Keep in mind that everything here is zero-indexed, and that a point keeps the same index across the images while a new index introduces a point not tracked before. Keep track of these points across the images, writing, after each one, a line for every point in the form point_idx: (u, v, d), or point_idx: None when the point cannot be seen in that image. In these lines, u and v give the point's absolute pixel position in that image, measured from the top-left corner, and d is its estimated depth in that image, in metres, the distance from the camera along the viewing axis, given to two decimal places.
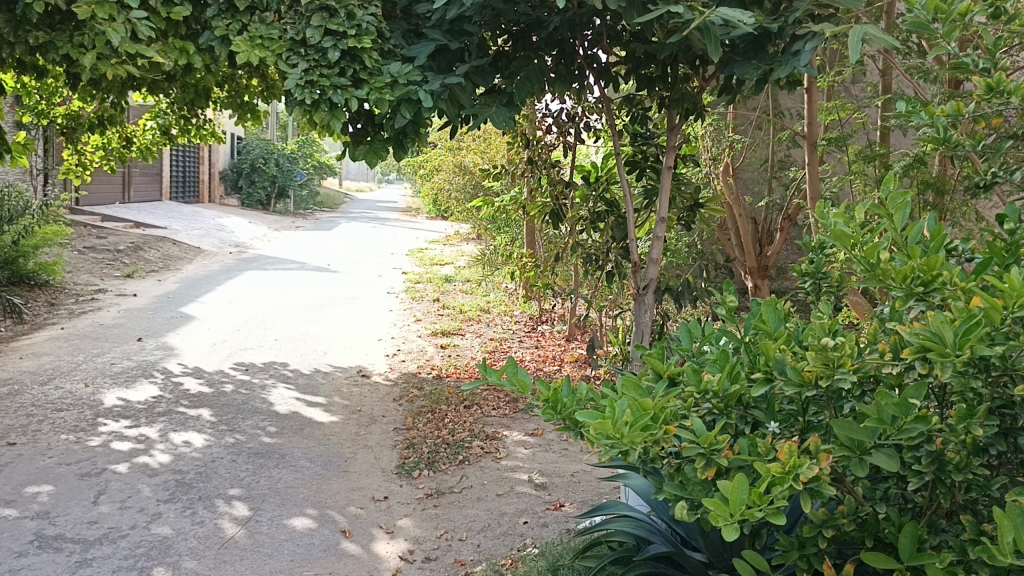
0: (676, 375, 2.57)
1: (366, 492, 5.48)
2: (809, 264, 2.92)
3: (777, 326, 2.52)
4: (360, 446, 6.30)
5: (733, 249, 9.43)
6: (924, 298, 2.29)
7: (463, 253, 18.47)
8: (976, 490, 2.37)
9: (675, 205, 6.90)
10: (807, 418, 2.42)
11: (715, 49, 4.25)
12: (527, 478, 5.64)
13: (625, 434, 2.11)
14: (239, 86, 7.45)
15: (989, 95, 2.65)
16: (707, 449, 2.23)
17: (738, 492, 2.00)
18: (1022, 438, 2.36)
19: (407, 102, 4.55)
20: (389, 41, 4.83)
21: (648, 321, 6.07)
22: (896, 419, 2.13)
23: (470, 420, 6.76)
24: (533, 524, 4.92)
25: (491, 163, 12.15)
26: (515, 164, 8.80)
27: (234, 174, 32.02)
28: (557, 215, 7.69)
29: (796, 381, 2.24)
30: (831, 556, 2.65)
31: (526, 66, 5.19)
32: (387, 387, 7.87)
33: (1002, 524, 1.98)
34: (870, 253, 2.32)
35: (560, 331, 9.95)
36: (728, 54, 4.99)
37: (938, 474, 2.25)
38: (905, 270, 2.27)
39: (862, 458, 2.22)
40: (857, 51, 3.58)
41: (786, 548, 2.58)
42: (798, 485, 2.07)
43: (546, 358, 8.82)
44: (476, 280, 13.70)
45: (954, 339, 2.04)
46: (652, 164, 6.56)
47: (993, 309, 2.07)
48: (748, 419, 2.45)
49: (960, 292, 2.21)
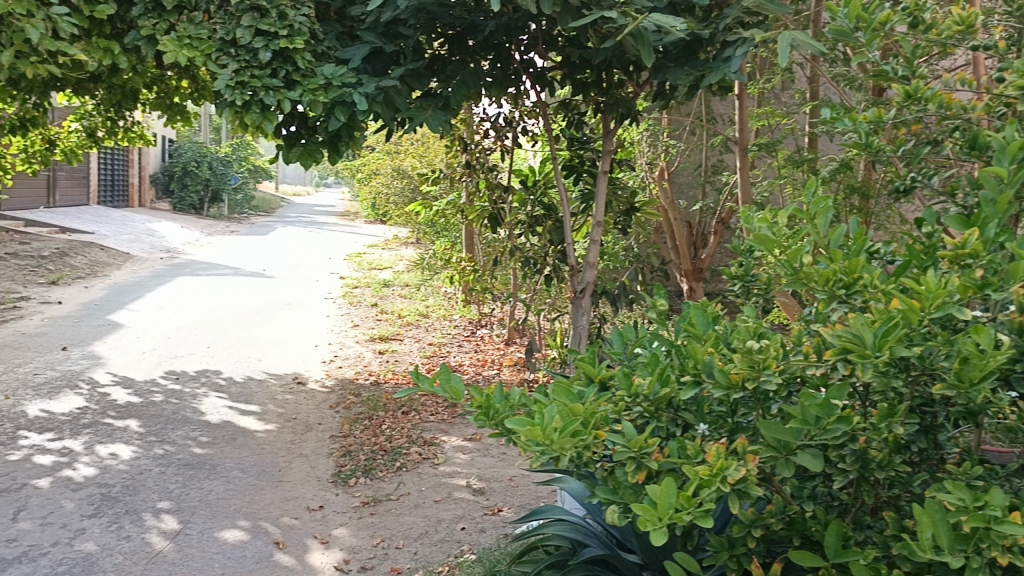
0: (607, 379, 2.56)
1: (300, 501, 5.38)
2: (739, 267, 2.98)
3: (705, 329, 2.53)
4: (294, 454, 6.18)
5: (668, 253, 9.52)
6: (846, 300, 2.32)
7: (403, 257, 18.34)
8: (899, 486, 2.47)
9: (613, 210, 6.97)
10: (735, 419, 2.45)
11: (648, 54, 4.33)
12: (465, 483, 5.61)
13: (554, 440, 2.09)
14: (168, 87, 7.26)
15: (908, 101, 2.76)
16: (638, 452, 2.24)
17: (666, 495, 2.01)
18: (941, 435, 2.46)
19: (342, 104, 4.48)
20: (322, 43, 4.76)
21: (585, 324, 6.11)
22: (820, 420, 2.19)
23: (409, 426, 6.71)
24: (470, 529, 4.89)
25: (429, 167, 12.17)
26: (453, 168, 8.78)
27: (166, 178, 31.26)
28: (494, 219, 7.65)
29: (723, 384, 2.28)
30: (760, 555, 2.68)
31: (462, 69, 5.16)
32: (323, 394, 7.76)
33: (922, 520, 2.10)
34: (792, 257, 2.36)
35: (499, 335, 9.94)
36: (661, 61, 5.04)
37: (863, 472, 2.35)
38: (827, 273, 2.32)
39: (788, 458, 2.25)
40: (786, 57, 3.68)
41: (717, 549, 2.62)
42: (726, 487, 2.08)
43: (485, 362, 8.82)
44: (416, 284, 13.61)
45: (874, 340, 2.09)
46: (588, 168, 6.68)
47: (910, 310, 2.12)
48: (679, 422, 2.46)
49: (881, 293, 2.26)
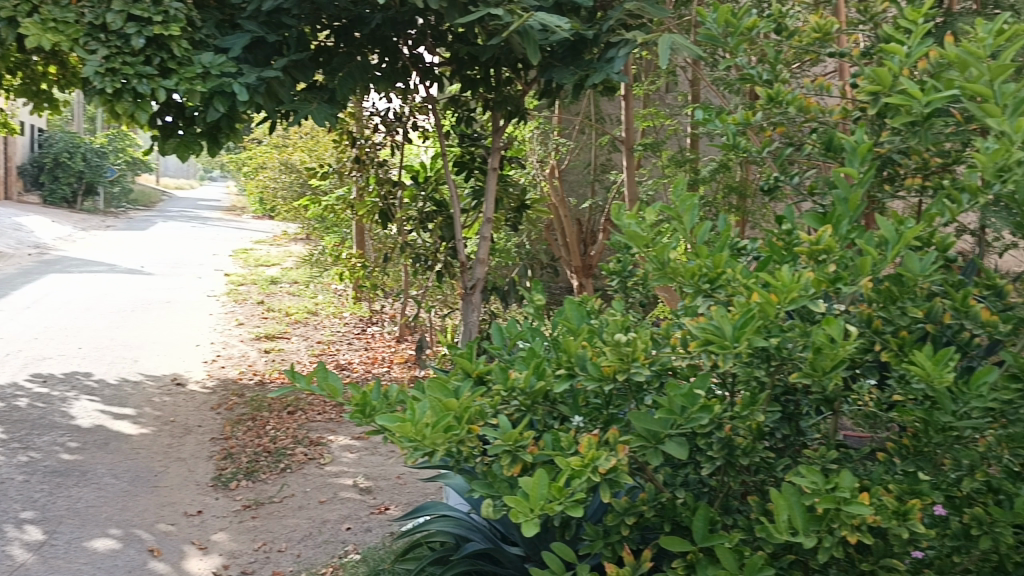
0: (485, 373, 2.56)
1: (177, 507, 5.17)
2: (617, 263, 3.04)
3: (580, 323, 2.59)
4: (172, 458, 5.94)
5: (558, 249, 9.64)
6: (710, 294, 2.41)
7: (292, 253, 17.90)
8: (764, 471, 2.59)
9: (503, 207, 7.01)
10: (610, 410, 2.47)
11: (534, 53, 4.38)
12: (352, 483, 5.54)
13: (426, 435, 2.10)
14: (34, 73, 6.83)
15: (770, 104, 2.93)
16: (513, 446, 2.25)
17: (538, 487, 2.03)
18: (803, 421, 2.60)
19: (221, 94, 4.34)
20: (200, 31, 4.59)
21: (475, 320, 6.12)
22: (685, 409, 2.25)
23: (294, 426, 6.56)
24: (356, 529, 4.82)
25: (318, 162, 11.92)
26: (342, 162, 8.63)
27: (34, 169, 29.43)
28: (385, 215, 7.69)
29: (596, 376, 2.33)
30: (634, 542, 2.75)
31: (348, 62, 5.06)
32: (204, 395, 7.49)
33: (779, 503, 2.20)
34: (660, 252, 2.45)
35: (390, 333, 9.85)
36: (547, 60, 5.09)
37: (728, 458, 2.48)
38: (692, 267, 2.40)
39: (656, 447, 2.30)
40: (666, 59, 3.81)
41: (593, 538, 2.67)
42: (596, 477, 2.12)
43: (374, 360, 8.72)
44: (305, 281, 13.31)
45: (734, 332, 2.18)
46: (479, 165, 6.71)
47: (768, 303, 2.21)
48: (555, 414, 2.48)
49: (743, 287, 2.36)
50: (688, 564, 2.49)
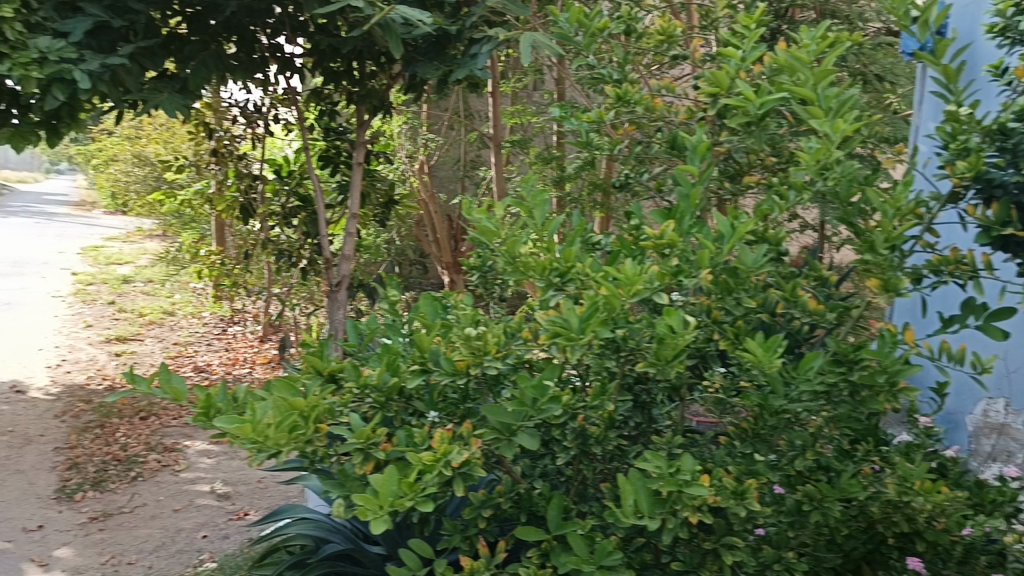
0: (337, 372, 2.46)
1: (14, 523, 4.81)
2: (476, 258, 3.01)
3: (435, 318, 2.59)
4: (9, 472, 5.52)
5: (428, 246, 9.60)
6: (562, 287, 2.44)
7: (147, 251, 17.01)
8: (617, 459, 2.68)
9: (369, 202, 6.91)
10: (467, 405, 2.48)
11: (396, 46, 4.34)
12: (210, 489, 5.32)
13: (269, 435, 2.05)
14: None
15: (619, 103, 2.98)
16: (365, 444, 2.22)
17: (387, 483, 2.01)
18: (654, 410, 2.71)
19: (60, 81, 4.06)
20: (35, 13, 4.26)
21: (341, 318, 6.00)
22: (536, 401, 2.27)
23: (147, 432, 6.24)
24: (213, 537, 4.64)
25: (175, 155, 11.37)
26: (199, 155, 8.26)
27: None
28: (246, 211, 7.47)
29: (449, 370, 2.32)
30: (491, 535, 2.77)
31: (202, 52, 4.86)
32: (47, 402, 7.00)
33: (625, 489, 2.27)
34: (511, 247, 2.50)
35: (253, 332, 9.53)
36: (410, 53, 5.06)
37: (582, 447, 2.58)
38: (543, 262, 2.43)
39: (510, 439, 2.30)
40: (528, 58, 3.85)
41: (450, 532, 2.67)
42: (447, 471, 2.13)
43: (236, 361, 8.42)
44: (161, 279, 12.68)
45: (580, 324, 2.21)
46: (345, 159, 6.57)
47: (613, 296, 2.26)
48: (410, 411, 2.46)
49: (592, 281, 2.38)
50: (542, 553, 2.53)
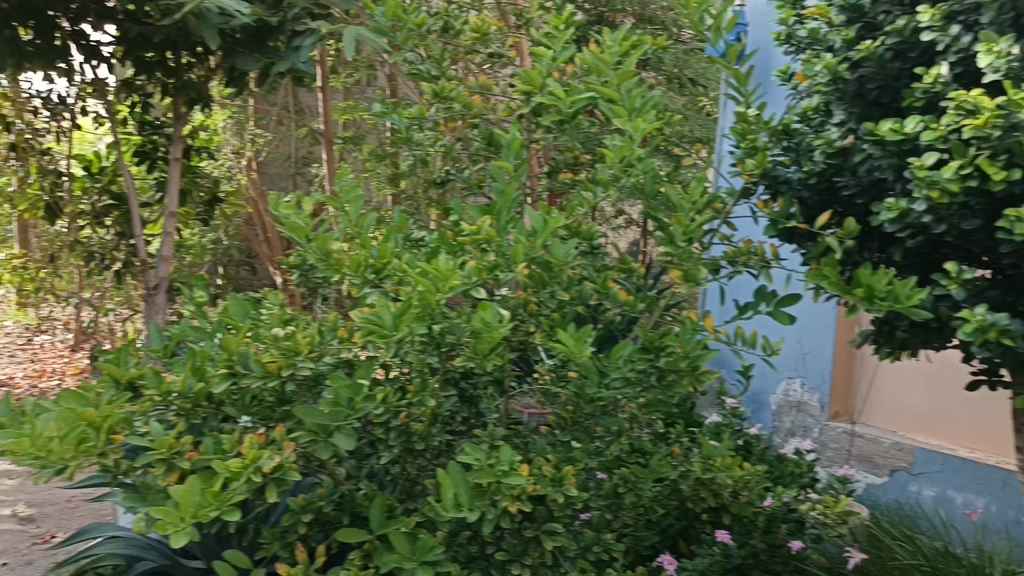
0: (137, 379, 2.29)
1: None
2: None
3: (244, 320, 2.44)
4: None
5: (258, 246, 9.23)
6: (377, 284, 2.37)
7: None
8: (444, 454, 2.69)
9: (191, 200, 6.53)
10: (283, 409, 2.40)
11: (212, 37, 4.06)
12: (10, 513, 4.87)
13: (54, 449, 1.91)
14: None
15: (436, 99, 2.97)
16: (168, 453, 2.11)
17: (189, 494, 1.93)
18: (481, 404, 2.71)
19: None
20: None
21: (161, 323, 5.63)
22: (351, 400, 2.20)
23: None
24: (13, 564, 4.25)
25: None
26: None
27: None
28: (51, 211, 6.67)
29: (259, 373, 2.24)
30: (314, 539, 2.71)
31: None
32: None
33: (444, 482, 2.26)
34: (322, 244, 2.39)
35: (63, 340, 8.82)
36: (228, 45, 4.71)
37: (405, 444, 2.56)
38: (357, 259, 2.34)
39: (327, 441, 2.22)
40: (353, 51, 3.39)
41: (269, 540, 2.59)
42: (257, 477, 2.04)
43: (42, 372, 7.77)
44: None
45: (394, 321, 2.15)
46: (163, 155, 6.17)
47: (427, 291, 2.20)
48: (220, 417, 2.35)
49: (408, 276, 2.33)
50: (365, 553, 2.49)
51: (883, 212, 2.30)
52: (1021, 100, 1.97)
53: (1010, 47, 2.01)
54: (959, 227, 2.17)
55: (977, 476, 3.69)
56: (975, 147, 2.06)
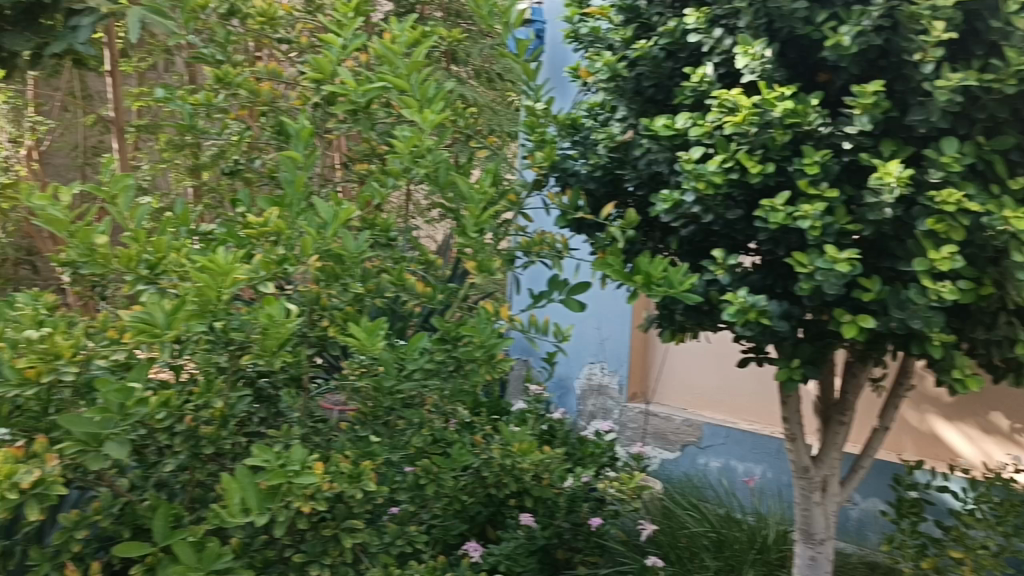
0: None
1: None
2: None
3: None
4: None
5: None
6: (153, 281, 2.24)
7: None
8: (240, 456, 2.50)
9: None
10: None
11: None
12: None
13: None
14: None
15: (219, 85, 2.84)
16: None
17: None
18: (280, 404, 2.56)
19: None
20: None
21: None
22: (121, 406, 2.02)
23: None
24: None
25: None
26: None
27: None
28: None
29: (15, 382, 2.01)
30: (91, 557, 2.50)
31: None
32: None
33: (231, 487, 2.13)
34: (84, 237, 2.17)
35: None
36: None
37: (194, 449, 2.38)
38: (129, 253, 2.18)
39: (97, 451, 2.02)
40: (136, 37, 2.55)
41: (38, 562, 2.35)
42: (14, 493, 1.90)
43: None
44: None
45: (167, 319, 2.01)
46: None
47: (206, 288, 2.06)
48: None
49: (185, 271, 2.22)
50: (148, 568, 2.32)
51: (659, 203, 2.43)
52: (773, 99, 2.14)
53: (763, 50, 2.17)
54: (724, 216, 2.34)
55: (755, 446, 3.99)
56: (736, 141, 2.22)
